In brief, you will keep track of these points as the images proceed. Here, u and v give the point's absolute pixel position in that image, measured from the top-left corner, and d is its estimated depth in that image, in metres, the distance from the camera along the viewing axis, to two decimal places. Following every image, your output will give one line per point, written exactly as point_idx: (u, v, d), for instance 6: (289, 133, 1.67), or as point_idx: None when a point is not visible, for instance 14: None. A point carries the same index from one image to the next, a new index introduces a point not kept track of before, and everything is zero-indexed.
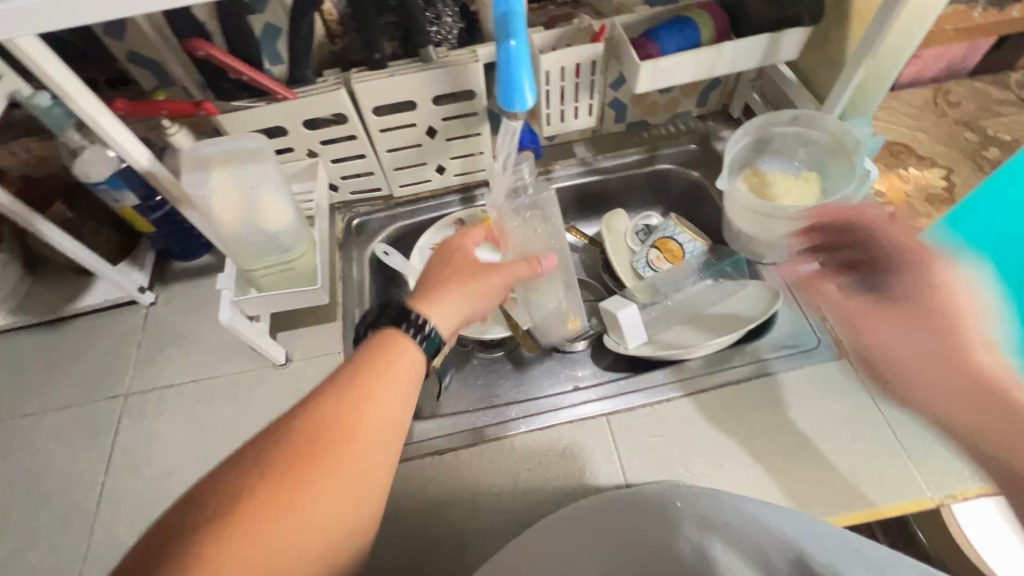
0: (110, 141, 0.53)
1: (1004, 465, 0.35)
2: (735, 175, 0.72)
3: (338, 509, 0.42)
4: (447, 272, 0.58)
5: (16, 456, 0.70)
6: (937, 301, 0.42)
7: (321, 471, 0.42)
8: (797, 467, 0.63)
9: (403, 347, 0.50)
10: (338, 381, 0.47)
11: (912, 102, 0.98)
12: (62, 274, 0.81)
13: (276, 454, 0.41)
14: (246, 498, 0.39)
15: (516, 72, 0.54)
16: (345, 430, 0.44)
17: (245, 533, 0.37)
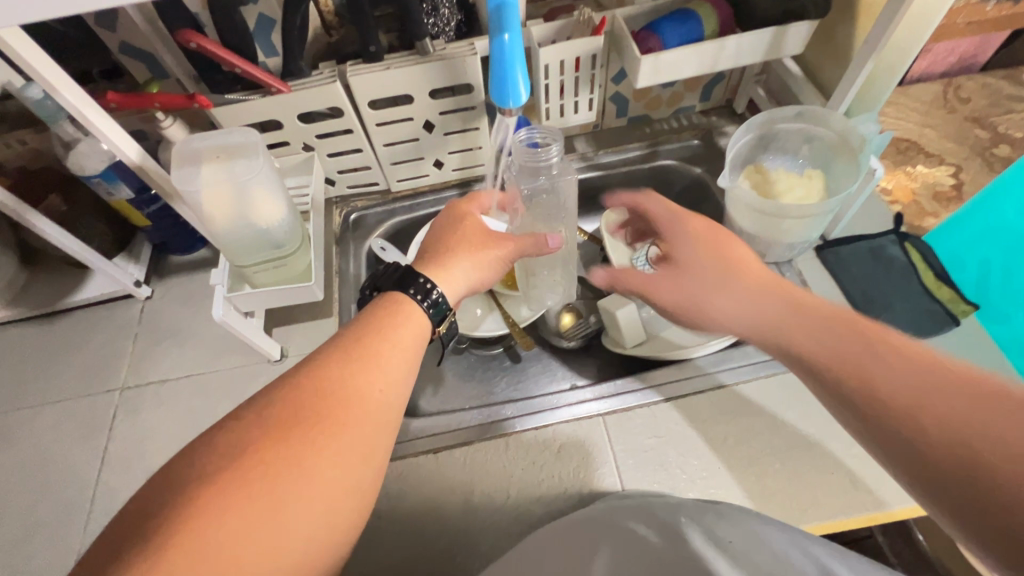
0: (99, 135, 0.52)
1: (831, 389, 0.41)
2: (737, 172, 0.71)
3: (329, 484, 0.39)
4: (455, 240, 0.59)
5: (12, 449, 0.71)
6: (704, 258, 0.53)
7: (324, 425, 0.41)
8: (795, 470, 0.62)
9: (406, 308, 0.51)
10: (344, 340, 0.47)
11: (921, 97, 0.96)
12: (59, 267, 0.81)
13: (280, 409, 0.41)
14: (246, 452, 0.38)
15: (510, 66, 0.53)
16: (348, 389, 0.43)
17: (233, 495, 0.36)
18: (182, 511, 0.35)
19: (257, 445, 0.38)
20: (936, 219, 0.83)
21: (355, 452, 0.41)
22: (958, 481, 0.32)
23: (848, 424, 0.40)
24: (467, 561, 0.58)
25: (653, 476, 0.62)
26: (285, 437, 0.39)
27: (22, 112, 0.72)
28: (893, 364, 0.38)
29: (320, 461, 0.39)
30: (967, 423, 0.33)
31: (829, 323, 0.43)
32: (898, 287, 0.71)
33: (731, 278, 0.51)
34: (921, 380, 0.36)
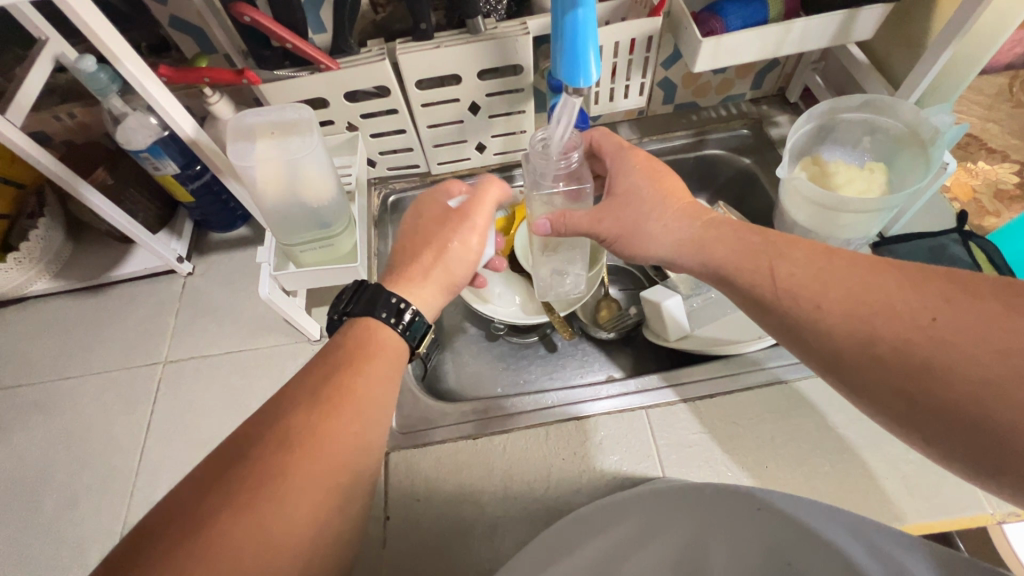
0: (157, 106, 0.54)
1: (801, 341, 0.42)
2: (793, 163, 0.68)
3: (323, 504, 0.37)
4: (426, 251, 0.55)
5: (59, 417, 0.72)
6: (643, 187, 0.56)
7: (291, 483, 0.36)
8: (844, 473, 0.60)
9: (372, 329, 0.48)
10: (308, 380, 0.42)
11: (986, 90, 0.91)
12: (104, 241, 0.82)
13: (246, 469, 0.36)
14: (206, 525, 0.33)
15: (583, 43, 0.52)
16: (318, 439, 0.38)
17: (224, 527, 0.33)
18: (177, 551, 0.32)
19: (222, 509, 0.34)
20: (997, 218, 0.79)
21: (329, 505, 0.37)
22: (864, 362, 0.37)
23: (770, 329, 0.45)
24: (504, 548, 0.58)
25: (696, 472, 0.61)
26: (250, 504, 0.34)
27: (72, 85, 0.72)
28: (798, 266, 0.43)
29: (291, 523, 0.35)
30: (864, 305, 0.38)
31: (743, 236, 0.49)
32: None
33: (665, 211, 0.54)
34: (823, 277, 0.41)
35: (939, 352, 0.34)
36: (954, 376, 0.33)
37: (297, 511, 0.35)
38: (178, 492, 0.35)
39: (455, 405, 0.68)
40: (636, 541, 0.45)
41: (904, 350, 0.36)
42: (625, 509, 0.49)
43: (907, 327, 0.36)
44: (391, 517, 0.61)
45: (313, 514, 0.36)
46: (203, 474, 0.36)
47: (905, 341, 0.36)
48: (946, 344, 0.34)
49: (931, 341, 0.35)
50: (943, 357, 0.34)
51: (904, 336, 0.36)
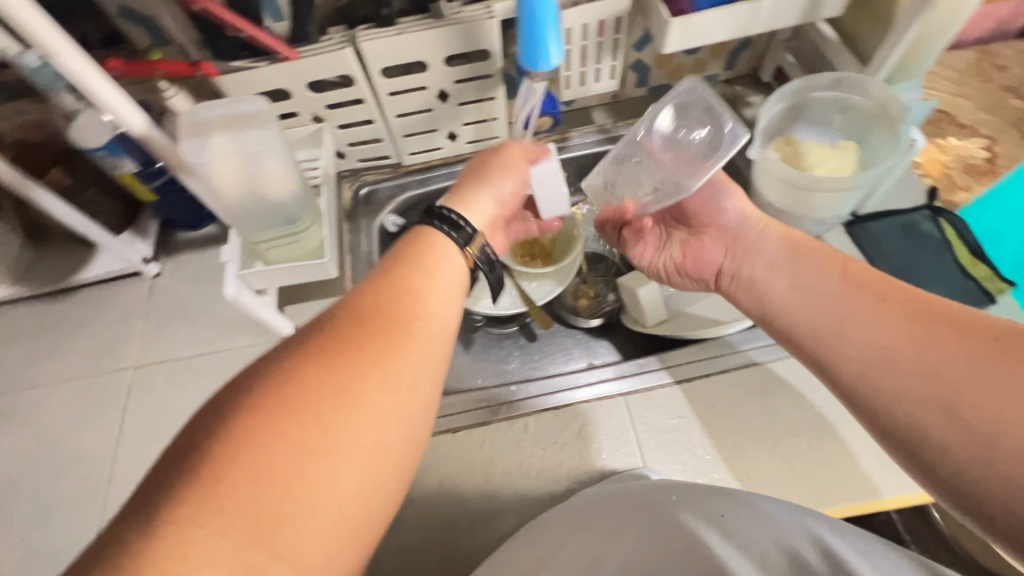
0: (105, 102, 0.52)
1: (845, 324, 0.49)
2: (766, 143, 0.68)
3: (388, 427, 0.35)
4: (466, 179, 0.56)
5: (26, 427, 0.70)
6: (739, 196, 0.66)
7: (329, 418, 0.32)
8: (821, 452, 0.60)
9: (428, 271, 0.43)
10: (370, 285, 0.41)
11: (955, 65, 0.92)
12: (65, 245, 0.79)
13: (277, 392, 0.32)
14: (267, 411, 0.31)
15: (541, 25, 0.52)
16: (379, 338, 0.37)
17: (284, 422, 0.31)
18: (234, 432, 0.30)
19: (274, 397, 0.32)
20: (968, 192, 0.79)
21: (397, 430, 0.35)
22: (885, 368, 0.45)
23: (821, 310, 0.51)
24: (489, 541, 0.58)
25: (676, 457, 0.61)
26: (284, 439, 0.31)
27: (19, 82, 0.69)
28: (868, 299, 0.49)
29: (340, 464, 0.32)
30: (910, 332, 0.45)
31: (812, 256, 0.55)
32: (929, 263, 0.68)
33: (735, 189, 0.63)
34: (880, 304, 0.48)
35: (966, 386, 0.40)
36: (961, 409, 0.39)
37: (363, 418, 0.34)
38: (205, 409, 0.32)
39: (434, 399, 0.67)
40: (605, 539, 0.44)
41: (918, 372, 0.43)
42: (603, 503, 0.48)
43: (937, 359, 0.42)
44: None
45: (356, 467, 0.33)
46: (227, 391, 0.33)
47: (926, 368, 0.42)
48: (979, 380, 0.39)
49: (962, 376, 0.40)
50: (969, 392, 0.39)
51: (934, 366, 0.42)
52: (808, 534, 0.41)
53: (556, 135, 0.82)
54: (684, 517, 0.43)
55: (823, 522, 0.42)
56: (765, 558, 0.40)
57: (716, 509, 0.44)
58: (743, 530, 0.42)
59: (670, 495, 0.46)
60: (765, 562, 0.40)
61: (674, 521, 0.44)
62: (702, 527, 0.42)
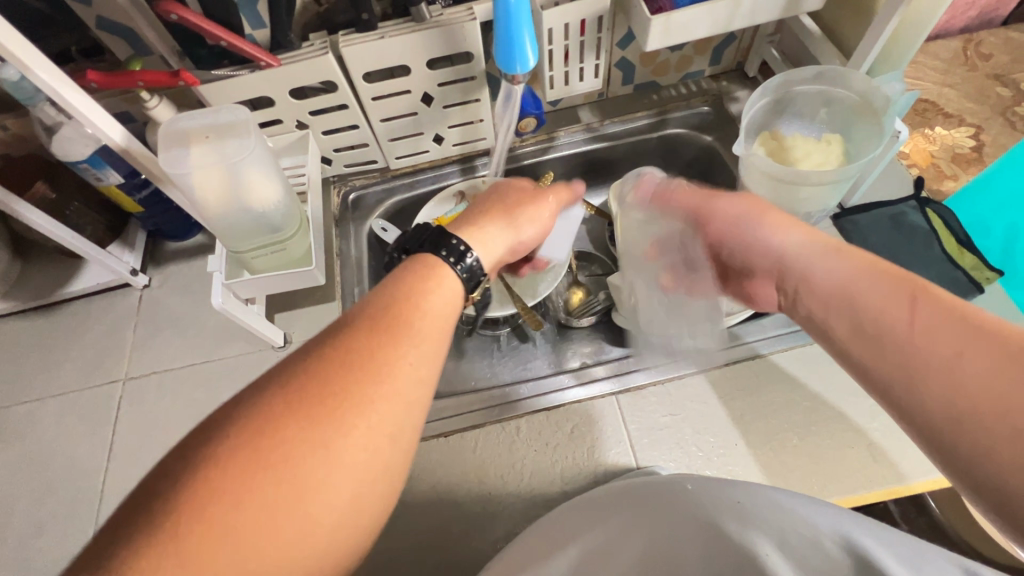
0: (82, 117, 0.51)
1: (905, 366, 0.35)
2: (751, 139, 0.68)
3: (359, 480, 0.34)
4: (494, 211, 0.54)
5: (17, 444, 0.70)
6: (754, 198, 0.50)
7: (305, 474, 0.32)
8: (813, 447, 0.60)
9: (420, 305, 0.41)
10: (351, 321, 0.38)
11: (940, 54, 0.92)
12: (52, 258, 0.79)
13: (248, 442, 0.32)
14: (234, 465, 0.31)
15: (518, 30, 0.54)
16: (356, 386, 0.35)
17: (248, 478, 0.31)
18: (200, 482, 0.30)
19: (242, 451, 0.31)
20: (955, 181, 0.79)
21: (371, 480, 0.34)
22: (926, 392, 0.34)
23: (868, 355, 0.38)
24: (483, 545, 0.58)
25: (668, 455, 0.61)
26: (250, 497, 0.30)
27: None
28: (935, 310, 0.36)
29: (311, 522, 0.32)
30: (979, 365, 0.32)
31: (876, 276, 0.39)
32: (917, 253, 0.68)
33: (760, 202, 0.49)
34: (931, 330, 0.35)
35: (1003, 445, 0.30)
36: (986, 471, 0.30)
37: (335, 471, 0.33)
38: (188, 437, 0.33)
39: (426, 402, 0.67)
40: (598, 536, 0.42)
41: (954, 421, 0.32)
42: (592, 502, 0.47)
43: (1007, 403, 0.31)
44: None
45: (327, 525, 0.32)
46: (204, 429, 0.33)
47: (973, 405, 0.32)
48: None
49: (1008, 431, 0.30)
50: None
51: (976, 414, 0.31)
52: (833, 532, 0.34)
53: (543, 135, 0.82)
54: (703, 506, 0.38)
55: (849, 519, 0.35)
56: (787, 545, 0.33)
57: (731, 497, 0.39)
58: (769, 516, 0.36)
59: (686, 484, 0.42)
60: (786, 546, 0.34)
61: (687, 512, 0.39)
62: (722, 516, 0.37)
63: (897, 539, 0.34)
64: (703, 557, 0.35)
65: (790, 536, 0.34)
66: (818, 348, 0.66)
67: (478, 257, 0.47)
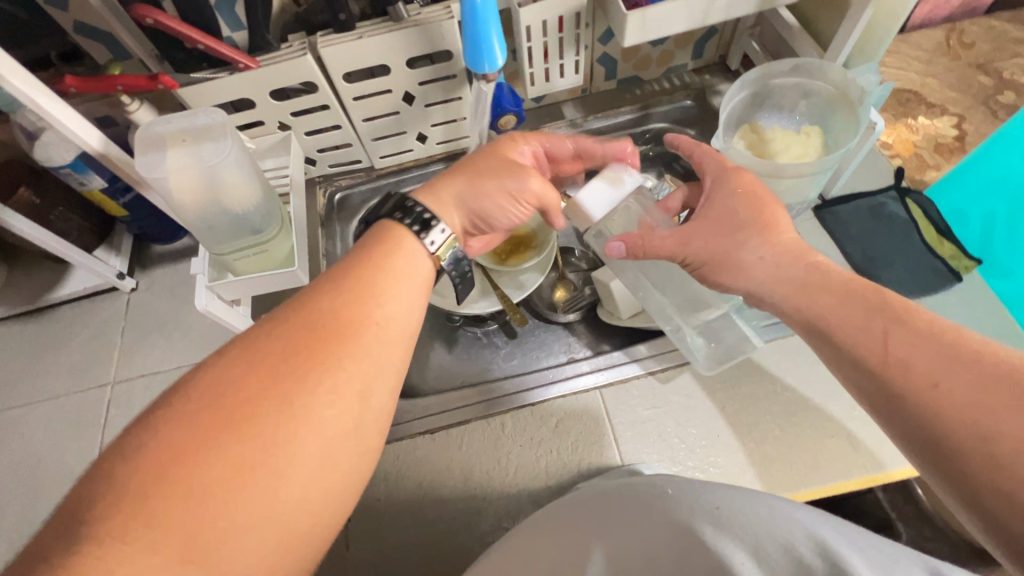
0: (59, 125, 0.52)
1: (886, 384, 0.39)
2: (732, 132, 0.68)
3: (327, 437, 0.35)
4: (455, 181, 0.53)
5: (6, 448, 0.70)
6: (744, 216, 0.51)
7: (272, 432, 0.34)
8: (794, 437, 0.61)
9: (385, 272, 0.42)
10: (316, 290, 0.40)
11: (923, 44, 0.92)
12: (39, 263, 0.79)
13: (214, 405, 0.33)
14: (203, 426, 0.32)
15: (485, 32, 0.56)
16: (320, 351, 0.37)
17: (217, 436, 0.32)
18: (170, 445, 0.32)
19: (209, 411, 0.33)
20: (937, 171, 0.79)
21: (340, 437, 0.36)
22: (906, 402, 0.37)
23: (856, 375, 0.41)
24: (470, 542, 0.59)
25: (652, 448, 0.62)
26: (218, 454, 0.32)
27: None
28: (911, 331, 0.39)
29: (281, 478, 0.33)
30: (953, 383, 0.35)
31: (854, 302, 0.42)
32: (898, 243, 0.69)
33: (759, 233, 0.50)
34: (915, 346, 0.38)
35: (974, 452, 0.33)
36: (969, 472, 0.34)
37: (303, 428, 0.34)
38: (151, 412, 0.34)
39: (412, 399, 0.67)
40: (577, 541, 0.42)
41: (928, 436, 0.36)
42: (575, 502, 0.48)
43: (979, 416, 0.34)
44: (353, 521, 0.61)
45: (297, 481, 0.34)
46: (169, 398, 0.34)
47: (943, 421, 0.35)
48: None
49: (970, 439, 0.34)
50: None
51: (948, 431, 0.35)
52: (805, 530, 0.34)
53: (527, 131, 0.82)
54: (677, 508, 0.39)
55: (822, 522, 0.35)
56: (761, 552, 0.34)
57: (710, 500, 0.39)
58: (744, 520, 0.36)
59: (667, 488, 0.43)
60: (760, 554, 0.34)
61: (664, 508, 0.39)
62: (696, 519, 0.37)
63: (876, 550, 0.33)
64: (676, 558, 0.36)
65: (764, 541, 0.34)
66: (800, 339, 0.66)
67: (447, 229, 0.47)
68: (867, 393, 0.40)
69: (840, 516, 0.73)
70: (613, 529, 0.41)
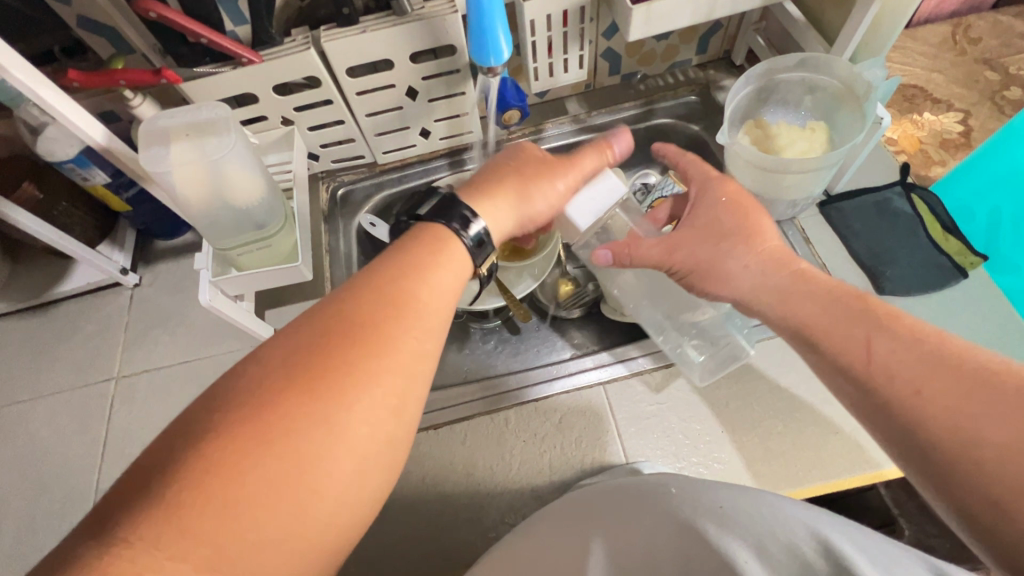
0: (62, 118, 0.52)
1: (878, 385, 0.39)
2: (737, 128, 0.68)
3: (362, 452, 0.34)
4: (507, 181, 0.53)
5: (11, 443, 0.70)
6: (728, 225, 0.53)
7: (310, 446, 0.33)
8: (797, 433, 0.61)
9: (423, 281, 0.41)
10: (353, 296, 0.39)
11: (929, 40, 0.92)
12: (42, 259, 0.79)
13: (250, 415, 0.32)
14: (238, 437, 0.31)
15: (489, 26, 0.56)
16: (359, 362, 0.36)
17: (252, 448, 0.31)
18: (199, 452, 0.31)
19: (244, 421, 0.32)
20: (943, 167, 0.79)
21: (374, 453, 0.35)
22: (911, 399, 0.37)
23: (853, 375, 0.41)
24: (473, 537, 0.59)
25: (655, 444, 0.61)
26: (253, 466, 0.31)
27: None
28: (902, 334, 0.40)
29: (315, 492, 0.32)
30: (934, 390, 0.36)
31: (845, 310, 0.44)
32: (903, 239, 0.68)
33: (741, 243, 0.52)
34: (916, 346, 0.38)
35: (958, 452, 0.34)
36: (954, 471, 0.34)
37: (339, 443, 0.33)
38: (180, 419, 0.33)
39: None
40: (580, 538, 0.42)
41: (914, 435, 0.37)
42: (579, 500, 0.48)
43: (964, 423, 0.34)
44: None
45: (330, 495, 0.33)
46: (198, 404, 0.34)
47: (931, 421, 0.36)
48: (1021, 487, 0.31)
49: (956, 438, 0.34)
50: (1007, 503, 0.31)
51: (938, 430, 0.35)
52: (807, 529, 0.34)
53: (530, 127, 0.82)
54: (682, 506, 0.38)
55: (832, 525, 0.35)
56: (763, 550, 0.33)
57: (713, 499, 0.39)
58: (748, 519, 0.36)
59: (670, 486, 0.43)
60: (763, 553, 0.33)
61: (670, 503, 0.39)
62: (700, 517, 0.37)
63: (882, 551, 0.33)
64: (680, 558, 0.36)
65: (765, 537, 0.34)
66: None
67: (485, 223, 0.49)
68: (863, 391, 0.41)
69: (842, 513, 0.73)
70: (615, 525, 0.41)
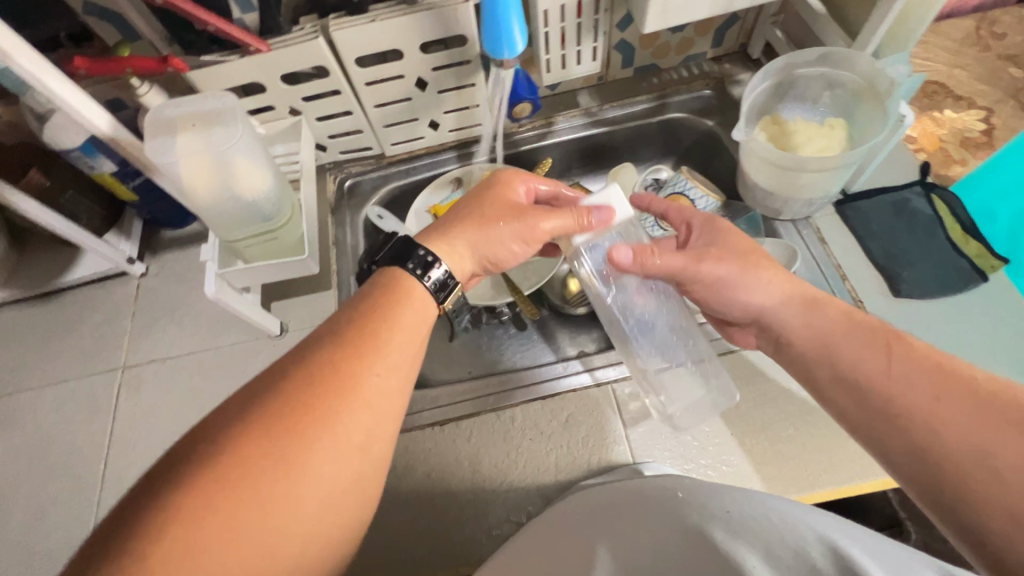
0: (67, 106, 0.51)
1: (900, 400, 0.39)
2: (753, 124, 0.67)
3: (327, 495, 0.35)
4: (465, 223, 0.53)
5: (19, 430, 0.71)
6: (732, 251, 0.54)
7: (276, 491, 0.34)
8: (808, 436, 0.60)
9: (390, 324, 0.42)
10: (320, 343, 0.40)
11: (952, 34, 0.89)
12: (49, 248, 0.79)
13: (216, 462, 0.33)
14: (204, 484, 0.32)
15: (502, 16, 0.54)
16: (322, 408, 0.36)
17: (219, 494, 0.32)
18: (175, 490, 0.32)
19: (210, 468, 0.33)
20: (964, 166, 0.77)
21: (339, 494, 0.36)
22: None
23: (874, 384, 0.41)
24: (476, 534, 0.58)
25: (663, 444, 0.61)
26: (219, 514, 0.32)
27: None
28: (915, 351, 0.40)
29: (280, 537, 0.33)
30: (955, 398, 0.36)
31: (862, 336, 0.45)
32: (921, 240, 0.67)
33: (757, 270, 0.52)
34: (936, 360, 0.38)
35: (980, 474, 0.34)
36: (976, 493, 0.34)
37: (304, 486, 0.35)
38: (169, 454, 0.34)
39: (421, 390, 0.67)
40: (587, 541, 0.41)
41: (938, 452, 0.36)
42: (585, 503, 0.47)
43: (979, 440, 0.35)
44: None
45: (295, 539, 0.34)
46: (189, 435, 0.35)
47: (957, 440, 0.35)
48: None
49: (978, 461, 0.34)
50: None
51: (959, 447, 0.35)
52: (815, 533, 0.33)
53: (540, 120, 0.81)
54: (691, 512, 0.38)
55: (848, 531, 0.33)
56: (772, 553, 0.32)
57: (722, 504, 0.38)
58: (755, 523, 0.34)
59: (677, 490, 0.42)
60: (772, 557, 0.32)
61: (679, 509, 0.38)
62: (709, 524, 0.36)
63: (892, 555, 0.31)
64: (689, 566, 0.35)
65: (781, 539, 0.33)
66: None
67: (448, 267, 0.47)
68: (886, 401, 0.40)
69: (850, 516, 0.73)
70: (622, 530, 0.40)
